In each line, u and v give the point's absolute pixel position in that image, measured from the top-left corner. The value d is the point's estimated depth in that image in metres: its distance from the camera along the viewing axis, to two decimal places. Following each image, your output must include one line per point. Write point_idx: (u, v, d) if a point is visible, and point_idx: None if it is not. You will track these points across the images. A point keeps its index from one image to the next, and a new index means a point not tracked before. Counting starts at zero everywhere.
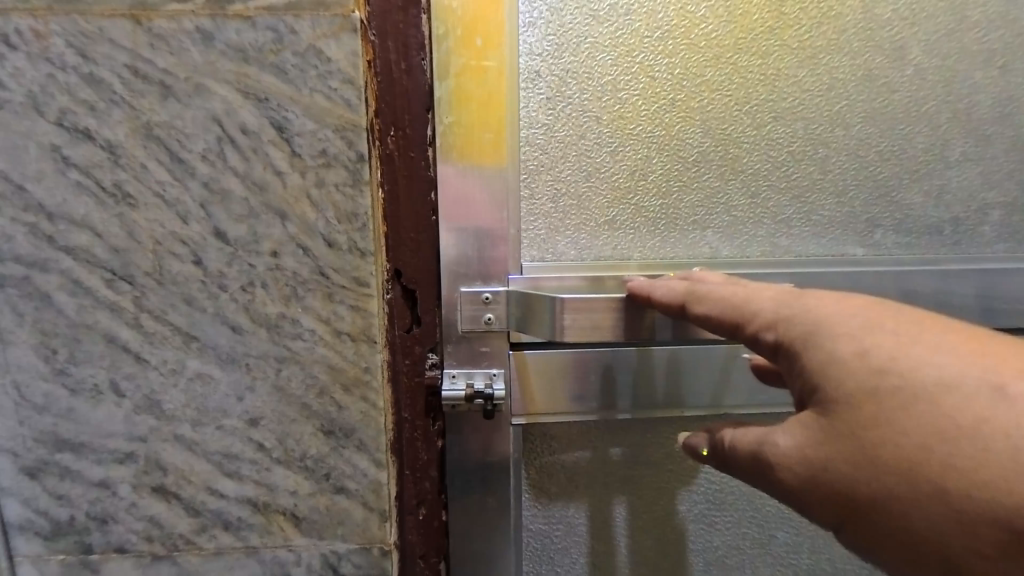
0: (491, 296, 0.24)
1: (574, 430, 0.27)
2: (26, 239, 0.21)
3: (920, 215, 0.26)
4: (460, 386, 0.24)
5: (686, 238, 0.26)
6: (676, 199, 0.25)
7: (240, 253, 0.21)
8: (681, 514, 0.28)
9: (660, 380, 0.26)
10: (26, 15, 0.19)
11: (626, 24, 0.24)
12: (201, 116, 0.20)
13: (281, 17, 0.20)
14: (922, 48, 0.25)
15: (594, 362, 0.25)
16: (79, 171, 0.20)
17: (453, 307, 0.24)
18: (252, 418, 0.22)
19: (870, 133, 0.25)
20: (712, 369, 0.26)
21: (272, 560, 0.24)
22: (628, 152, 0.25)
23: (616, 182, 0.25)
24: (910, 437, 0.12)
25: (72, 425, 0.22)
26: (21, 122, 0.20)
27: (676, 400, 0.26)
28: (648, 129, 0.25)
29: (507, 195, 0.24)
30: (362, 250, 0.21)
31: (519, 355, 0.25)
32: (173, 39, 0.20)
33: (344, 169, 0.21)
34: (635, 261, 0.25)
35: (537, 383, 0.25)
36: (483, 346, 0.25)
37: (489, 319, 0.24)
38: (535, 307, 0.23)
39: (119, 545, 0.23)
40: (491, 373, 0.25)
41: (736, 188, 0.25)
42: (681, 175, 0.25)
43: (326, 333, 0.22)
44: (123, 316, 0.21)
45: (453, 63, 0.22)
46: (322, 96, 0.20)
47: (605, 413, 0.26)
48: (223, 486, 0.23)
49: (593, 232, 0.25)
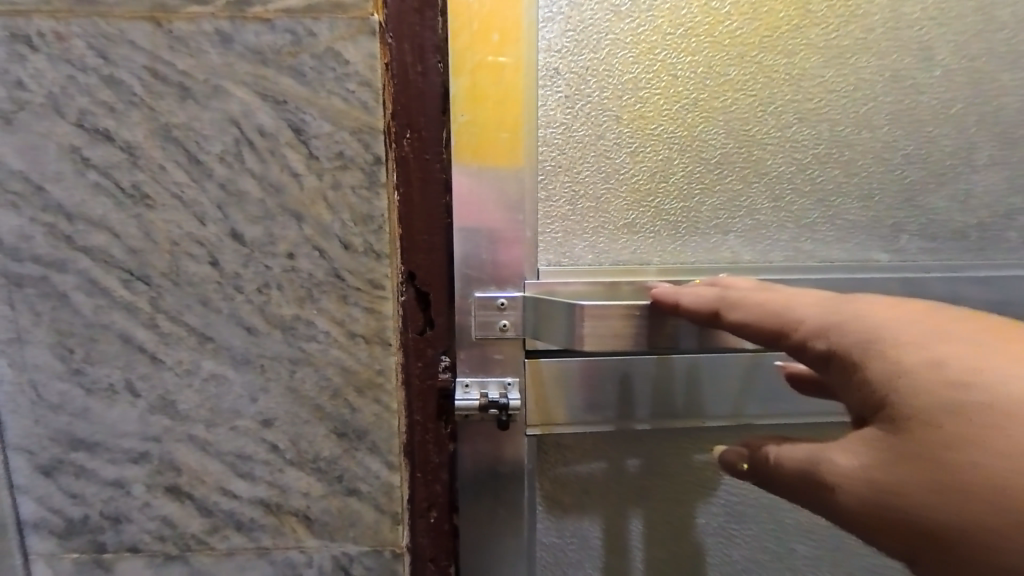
0: (506, 301, 0.24)
1: (588, 440, 0.26)
2: (45, 239, 0.21)
3: (945, 220, 0.26)
4: (473, 396, 0.24)
5: (707, 241, 0.25)
6: (697, 202, 0.25)
7: (256, 254, 0.21)
8: (698, 526, 0.28)
9: (678, 389, 0.26)
10: (48, 17, 0.19)
11: (648, 21, 0.24)
12: (219, 118, 0.20)
13: (300, 19, 0.20)
14: (951, 48, 0.25)
15: (610, 371, 0.25)
16: (98, 172, 0.20)
17: (466, 312, 0.24)
18: (266, 419, 0.22)
19: (897, 135, 0.25)
20: (730, 379, 0.26)
21: (283, 561, 0.24)
22: (648, 153, 0.25)
23: (636, 184, 0.25)
24: (1001, 458, 0.12)
25: (86, 424, 0.22)
26: (41, 122, 0.20)
27: (694, 409, 0.26)
28: (669, 129, 0.24)
29: (522, 196, 0.24)
30: (377, 252, 0.21)
31: (534, 364, 0.25)
32: (192, 41, 0.20)
33: (361, 171, 0.21)
34: (655, 266, 0.25)
35: (551, 392, 0.25)
36: (496, 353, 0.25)
37: (503, 325, 0.25)
38: (550, 314, 0.23)
39: (131, 544, 0.23)
40: (505, 382, 0.25)
41: (759, 190, 0.25)
42: (703, 177, 0.25)
43: (340, 335, 0.22)
44: (139, 316, 0.21)
45: (468, 60, 0.22)
46: (339, 99, 0.20)
47: (621, 422, 0.26)
48: (236, 487, 0.23)
49: (611, 235, 0.25)
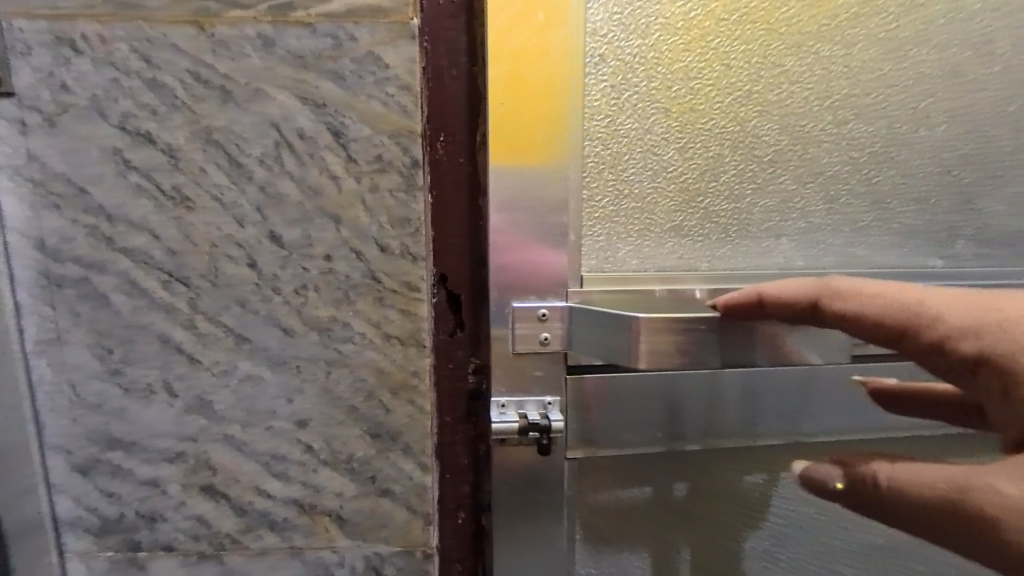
0: (547, 312, 0.25)
1: (633, 463, 0.27)
2: (86, 240, 0.21)
3: (998, 222, 0.26)
4: (511, 417, 0.25)
5: (757, 245, 0.26)
6: (749, 202, 0.25)
7: (294, 257, 0.21)
8: (745, 553, 0.28)
9: (718, 413, 0.26)
10: (93, 21, 0.20)
11: (699, 12, 0.24)
12: (260, 122, 0.20)
13: (341, 24, 0.20)
14: (1004, 46, 0.25)
15: (651, 397, 0.26)
16: (139, 174, 0.21)
17: (505, 321, 0.24)
18: (301, 420, 0.23)
19: (952, 133, 0.25)
20: (766, 403, 0.26)
21: (316, 561, 0.24)
22: (697, 149, 0.25)
23: (683, 182, 0.25)
24: None
25: (123, 424, 0.22)
26: (83, 125, 0.20)
27: (733, 432, 0.26)
28: (721, 124, 0.25)
29: (565, 195, 0.24)
30: (414, 255, 0.22)
31: (576, 381, 0.25)
32: (234, 45, 0.20)
33: (398, 175, 0.21)
34: (703, 270, 0.25)
35: (596, 415, 0.26)
36: (535, 368, 0.25)
37: (544, 338, 0.25)
38: (596, 331, 0.23)
39: (166, 543, 0.23)
40: (545, 403, 0.25)
41: (812, 190, 0.25)
42: (755, 175, 0.25)
43: (375, 337, 0.22)
44: (177, 317, 0.22)
45: (507, 42, 0.22)
46: (378, 103, 0.20)
47: (671, 444, 0.26)
48: (270, 487, 0.23)
49: (658, 238, 0.25)
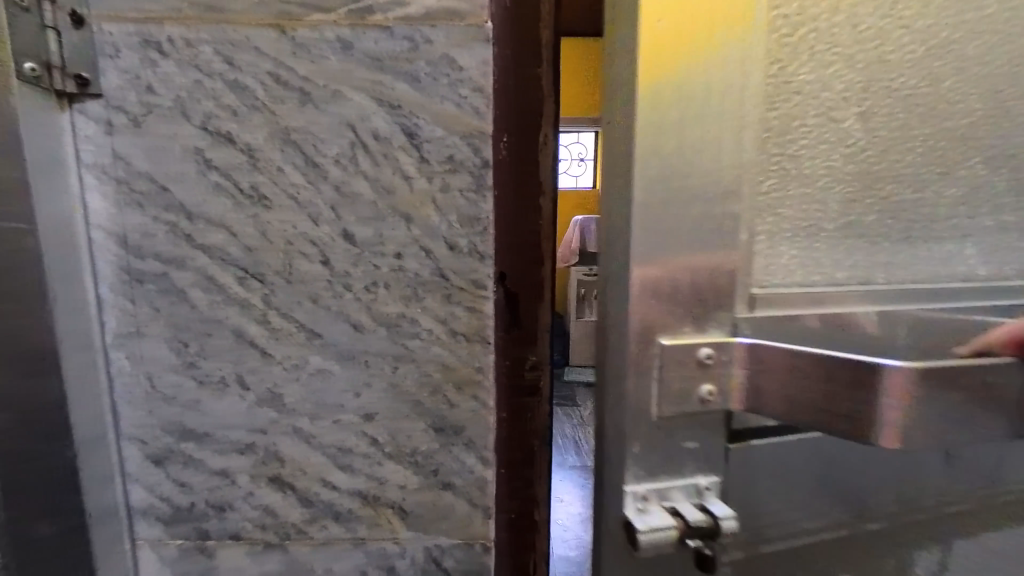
0: (711, 354, 0.20)
1: (804, 554, 0.23)
2: (166, 237, 0.22)
3: None
4: (666, 515, 0.20)
5: (941, 248, 0.22)
6: (935, 191, 0.21)
7: (366, 254, 0.22)
8: None
9: (889, 488, 0.23)
10: (179, 24, 0.20)
11: None
12: (337, 122, 0.21)
13: (418, 26, 0.20)
14: None
15: (824, 477, 0.22)
16: (219, 173, 0.21)
17: (652, 367, 0.20)
18: (367, 413, 0.23)
19: None
20: (937, 473, 0.23)
21: (377, 552, 0.24)
22: (884, 125, 0.20)
23: (866, 162, 0.21)
24: None
25: (197, 415, 0.23)
26: (167, 125, 0.21)
27: (900, 508, 0.23)
28: (914, 85, 0.20)
29: (728, 179, 0.19)
30: (481, 253, 0.22)
31: (743, 453, 0.21)
32: (315, 48, 0.20)
33: (469, 175, 0.22)
34: (882, 282, 0.21)
35: (764, 496, 0.22)
36: (688, 441, 0.21)
37: (705, 394, 0.20)
38: (798, 394, 0.19)
39: (234, 532, 0.24)
40: (701, 486, 0.21)
41: (1001, 179, 0.22)
42: (943, 160, 0.21)
43: (442, 333, 0.23)
44: (252, 312, 0.22)
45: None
46: (451, 105, 0.21)
47: (852, 525, 0.23)
48: (336, 479, 0.24)
49: (828, 238, 0.21)
